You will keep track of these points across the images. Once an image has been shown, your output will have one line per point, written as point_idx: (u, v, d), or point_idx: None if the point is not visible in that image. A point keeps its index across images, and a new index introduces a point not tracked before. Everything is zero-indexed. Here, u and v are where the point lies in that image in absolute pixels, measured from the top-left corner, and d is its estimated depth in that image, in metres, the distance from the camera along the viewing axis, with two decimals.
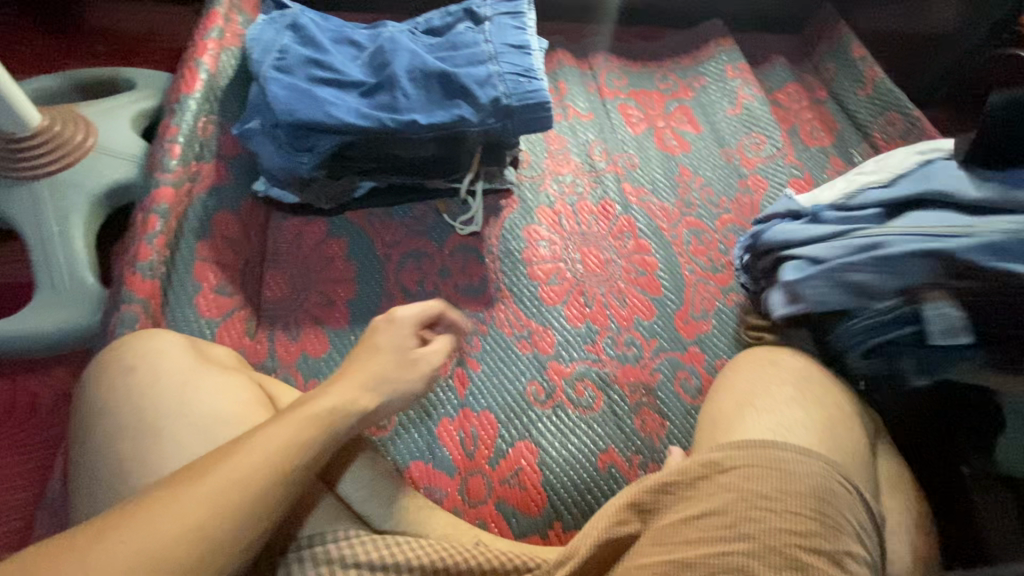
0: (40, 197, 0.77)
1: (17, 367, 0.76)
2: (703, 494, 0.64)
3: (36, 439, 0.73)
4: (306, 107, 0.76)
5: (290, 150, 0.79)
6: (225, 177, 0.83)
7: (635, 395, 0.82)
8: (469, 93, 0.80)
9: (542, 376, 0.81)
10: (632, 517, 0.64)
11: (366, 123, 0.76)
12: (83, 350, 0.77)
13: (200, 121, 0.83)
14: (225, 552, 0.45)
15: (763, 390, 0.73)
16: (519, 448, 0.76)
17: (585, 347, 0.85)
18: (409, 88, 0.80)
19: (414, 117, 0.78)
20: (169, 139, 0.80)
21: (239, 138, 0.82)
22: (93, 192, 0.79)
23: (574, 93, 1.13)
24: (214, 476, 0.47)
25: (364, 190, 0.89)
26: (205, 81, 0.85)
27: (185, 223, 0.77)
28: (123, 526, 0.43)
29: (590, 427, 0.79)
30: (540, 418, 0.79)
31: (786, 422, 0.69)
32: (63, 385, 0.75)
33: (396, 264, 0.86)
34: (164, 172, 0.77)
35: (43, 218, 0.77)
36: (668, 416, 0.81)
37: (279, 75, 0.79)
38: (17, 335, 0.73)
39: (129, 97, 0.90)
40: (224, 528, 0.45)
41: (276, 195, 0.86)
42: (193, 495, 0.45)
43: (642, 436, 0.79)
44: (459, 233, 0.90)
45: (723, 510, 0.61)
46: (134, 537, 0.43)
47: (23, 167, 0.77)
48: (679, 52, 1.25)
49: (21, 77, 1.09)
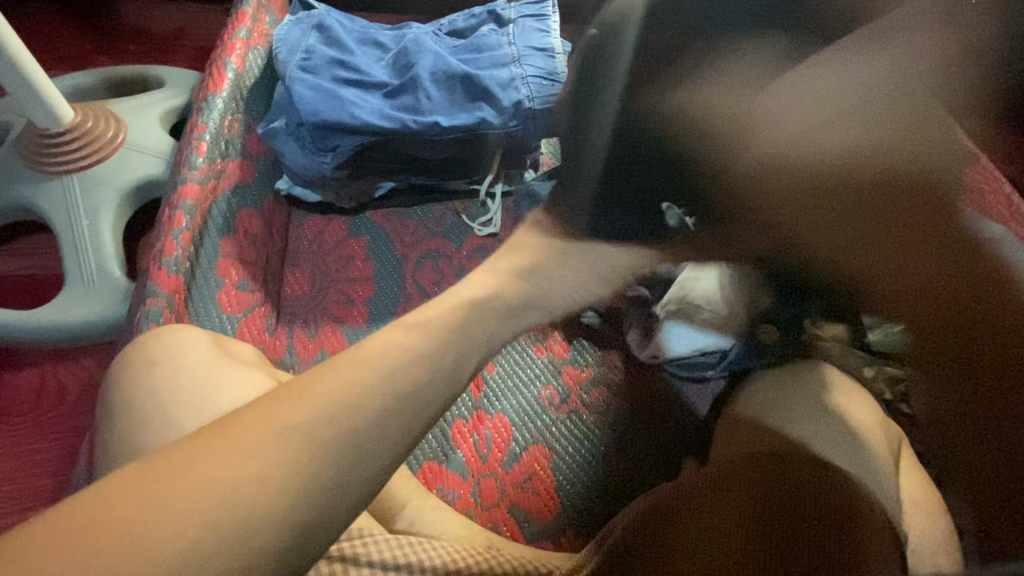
0: (72, 191, 0.79)
1: (44, 356, 0.78)
2: (719, 504, 0.62)
3: (62, 427, 0.74)
4: (330, 108, 0.77)
5: (313, 150, 0.80)
6: (249, 174, 0.84)
7: (651, 403, 0.81)
8: (492, 96, 0.80)
9: (557, 380, 0.81)
10: (646, 524, 0.63)
11: (390, 125, 0.78)
12: (108, 341, 0.78)
13: (227, 120, 0.84)
14: (275, 529, 0.39)
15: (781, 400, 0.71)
16: (532, 452, 0.76)
17: (599, 352, 0.84)
18: (431, 89, 0.80)
19: (436, 118, 0.79)
20: (196, 136, 0.79)
21: (264, 136, 0.84)
22: (122, 187, 0.81)
23: None
24: (254, 442, 0.41)
25: (385, 190, 0.89)
26: (232, 81, 0.86)
27: (210, 220, 0.78)
28: (173, 500, 0.38)
29: (605, 434, 0.78)
30: (554, 422, 0.78)
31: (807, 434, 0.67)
32: (89, 375, 0.77)
33: (414, 264, 0.86)
34: (190, 169, 0.77)
35: (74, 211, 0.79)
36: (685, 426, 0.80)
37: (304, 75, 0.80)
38: (47, 324, 0.75)
39: (159, 94, 0.91)
40: (270, 498, 0.39)
41: (299, 193, 0.88)
42: (235, 464, 0.40)
43: (658, 445, 0.78)
44: (478, 234, 0.89)
45: (739, 521, 0.59)
46: (185, 506, 0.37)
47: (56, 162, 0.80)
48: None
49: (56, 74, 1.12)
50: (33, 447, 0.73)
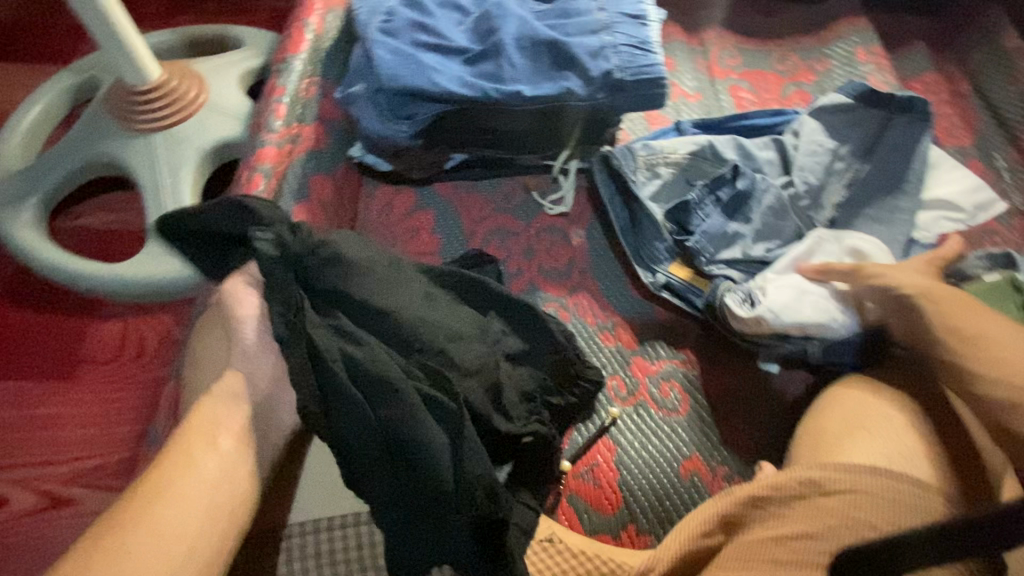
0: (155, 149, 0.80)
1: (126, 310, 0.80)
2: (800, 516, 0.55)
3: (139, 379, 0.77)
4: (411, 74, 0.74)
5: (390, 117, 0.77)
6: (325, 140, 0.83)
7: (725, 402, 0.75)
8: (580, 65, 0.75)
9: (625, 371, 0.77)
10: (717, 529, 0.57)
11: (470, 92, 0.74)
12: (184, 299, 0.80)
13: (304, 83, 0.83)
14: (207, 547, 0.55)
15: (880, 408, 0.63)
16: (596, 442, 0.72)
17: (673, 345, 0.79)
18: (515, 56, 0.76)
19: (519, 88, 0.75)
20: (275, 99, 0.81)
21: (341, 102, 0.82)
22: (202, 147, 0.82)
23: (682, 71, 1.07)
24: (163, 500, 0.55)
25: (455, 162, 0.86)
26: (311, 42, 0.85)
27: (286, 185, 0.78)
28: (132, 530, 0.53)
29: (674, 431, 0.73)
30: (619, 415, 0.74)
31: (904, 450, 0.60)
32: (166, 331, 0.79)
33: (482, 241, 0.84)
34: (268, 133, 0.78)
35: (157, 169, 0.80)
36: (759, 427, 0.74)
37: (384, 38, 0.77)
38: (129, 279, 0.77)
39: (239, 55, 0.91)
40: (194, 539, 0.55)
41: (370, 161, 0.85)
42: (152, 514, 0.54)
43: (729, 446, 0.73)
44: (548, 213, 0.86)
45: (823, 536, 0.53)
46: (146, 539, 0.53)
47: (142, 120, 0.80)
48: (799, 33, 1.13)
49: (143, 30, 1.14)
50: (114, 396, 0.76)
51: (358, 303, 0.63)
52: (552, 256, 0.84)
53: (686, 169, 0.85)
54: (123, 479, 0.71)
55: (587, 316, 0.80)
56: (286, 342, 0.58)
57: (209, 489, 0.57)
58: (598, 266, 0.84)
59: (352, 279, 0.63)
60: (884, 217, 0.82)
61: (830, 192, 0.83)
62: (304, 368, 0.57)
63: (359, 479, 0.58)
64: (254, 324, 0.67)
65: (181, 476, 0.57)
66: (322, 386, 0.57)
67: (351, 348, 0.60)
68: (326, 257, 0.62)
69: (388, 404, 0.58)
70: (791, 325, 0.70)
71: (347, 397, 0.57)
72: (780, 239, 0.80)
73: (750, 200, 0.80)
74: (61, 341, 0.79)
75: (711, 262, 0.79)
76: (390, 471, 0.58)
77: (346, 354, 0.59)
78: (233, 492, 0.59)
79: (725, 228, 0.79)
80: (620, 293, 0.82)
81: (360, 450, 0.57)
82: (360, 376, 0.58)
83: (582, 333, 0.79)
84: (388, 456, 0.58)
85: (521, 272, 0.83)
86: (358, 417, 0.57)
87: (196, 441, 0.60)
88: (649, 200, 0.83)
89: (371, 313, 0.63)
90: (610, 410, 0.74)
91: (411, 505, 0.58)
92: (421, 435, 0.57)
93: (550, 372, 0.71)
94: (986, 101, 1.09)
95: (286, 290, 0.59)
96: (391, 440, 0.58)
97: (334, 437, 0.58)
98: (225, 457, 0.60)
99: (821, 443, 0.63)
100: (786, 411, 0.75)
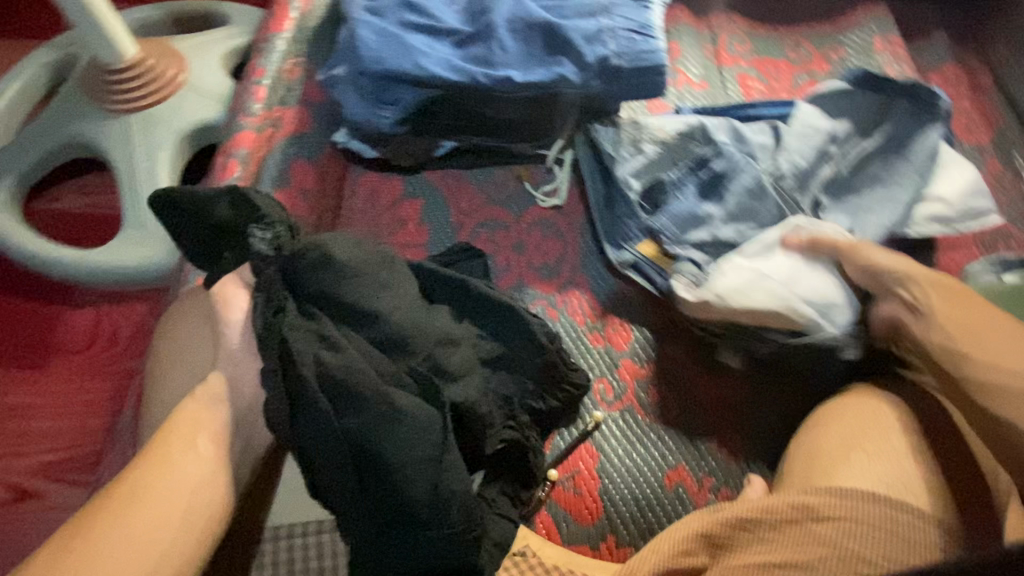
0: (131, 130, 0.77)
1: (102, 298, 0.78)
2: (788, 540, 0.53)
3: (114, 369, 0.75)
4: (395, 56, 0.70)
5: (373, 102, 0.74)
6: (308, 123, 0.79)
7: (716, 410, 0.72)
8: (574, 49, 0.71)
9: (612, 374, 0.73)
10: (700, 550, 0.54)
11: (458, 78, 0.70)
12: (161, 288, 0.78)
13: (287, 64, 0.80)
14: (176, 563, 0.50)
15: (879, 427, 0.60)
16: (578, 449, 0.69)
17: (665, 348, 0.75)
18: (507, 39, 0.71)
19: (509, 73, 0.70)
20: (254, 80, 0.78)
21: (324, 84, 0.78)
22: (180, 130, 0.78)
23: (688, 57, 1.02)
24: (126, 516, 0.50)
25: (446, 149, 0.82)
26: (294, 21, 0.82)
27: (264, 171, 0.75)
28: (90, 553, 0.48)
29: (660, 439, 0.70)
30: (604, 419, 0.71)
31: (902, 473, 0.57)
32: (141, 320, 0.77)
33: (469, 233, 0.80)
34: (247, 115, 0.76)
35: (133, 152, 0.77)
36: (751, 438, 0.71)
37: (370, 17, 0.73)
38: (102, 267, 0.74)
39: (223, 32, 0.88)
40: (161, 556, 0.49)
41: (356, 147, 0.81)
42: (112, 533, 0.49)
43: (718, 457, 0.70)
44: (540, 205, 0.82)
45: (812, 566, 0.51)
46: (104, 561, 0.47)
47: (118, 100, 0.77)
48: (815, 19, 1.07)
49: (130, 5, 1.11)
50: (88, 386, 0.74)
51: (343, 304, 0.60)
52: (542, 251, 0.80)
53: (671, 147, 0.80)
54: (93, 471, 0.70)
55: (576, 315, 0.76)
56: (266, 339, 0.57)
57: (181, 495, 0.52)
58: (590, 262, 0.80)
59: (341, 282, 0.61)
60: (878, 206, 0.77)
61: (816, 177, 0.79)
62: (275, 369, 0.56)
63: (325, 489, 0.54)
64: (241, 329, 0.61)
65: (156, 480, 0.52)
66: (291, 390, 0.55)
67: (326, 352, 0.57)
68: (314, 261, 0.60)
69: (361, 407, 0.55)
70: (738, 310, 0.67)
71: (315, 405, 0.54)
72: (755, 222, 0.76)
73: (727, 184, 0.76)
74: (37, 328, 0.77)
75: (676, 241, 0.76)
76: (351, 484, 0.54)
77: (319, 360, 0.56)
78: (209, 499, 0.53)
79: (696, 209, 0.76)
80: (612, 291, 0.78)
81: (324, 459, 0.54)
82: (330, 382, 0.55)
83: (571, 332, 0.75)
84: (355, 467, 0.54)
85: (509, 267, 0.79)
86: (324, 424, 0.54)
87: (172, 446, 0.55)
88: (628, 175, 0.79)
89: (359, 316, 0.61)
90: (595, 415, 0.70)
91: (377, 518, 0.54)
92: (386, 443, 0.54)
93: (529, 376, 0.67)
94: (1009, 96, 1.03)
95: (269, 287, 0.60)
96: (359, 452, 0.54)
97: (298, 443, 0.54)
98: (203, 462, 0.55)
99: (813, 461, 0.59)
100: (779, 421, 0.72)
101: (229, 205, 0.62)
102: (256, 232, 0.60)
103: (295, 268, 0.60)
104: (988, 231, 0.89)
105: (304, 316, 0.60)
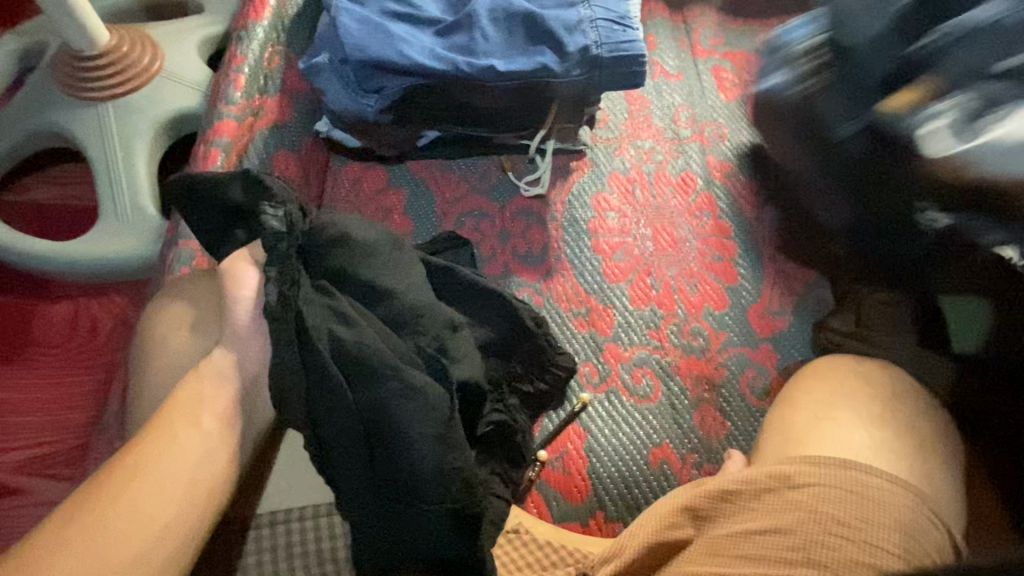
0: (105, 120, 0.76)
1: (79, 291, 0.77)
2: (769, 509, 0.54)
3: (93, 362, 0.74)
4: (378, 44, 0.70)
5: (357, 91, 0.74)
6: (288, 114, 0.79)
7: (696, 389, 0.75)
8: (557, 40, 0.72)
9: (597, 358, 0.75)
10: (686, 523, 0.56)
11: (441, 66, 0.70)
12: (140, 280, 0.77)
13: (267, 52, 0.78)
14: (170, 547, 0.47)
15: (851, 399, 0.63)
16: (566, 430, 0.71)
17: (646, 331, 0.78)
18: (489, 28, 0.72)
19: (492, 62, 0.71)
20: (234, 69, 0.76)
21: (305, 73, 0.77)
22: (157, 119, 0.77)
23: (664, 49, 1.04)
24: (122, 500, 0.47)
25: (429, 139, 0.82)
26: (274, 8, 0.80)
27: (247, 159, 0.74)
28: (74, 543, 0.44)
29: (645, 418, 0.72)
30: (591, 401, 0.73)
31: (875, 439, 0.59)
32: (121, 313, 0.76)
33: (454, 222, 0.81)
34: (227, 105, 0.74)
35: (108, 142, 0.75)
36: (730, 416, 0.74)
37: (351, 6, 0.73)
38: (79, 259, 0.73)
39: (199, 20, 0.86)
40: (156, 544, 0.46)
41: (338, 137, 0.81)
42: (105, 516, 0.46)
43: (699, 434, 0.72)
44: (524, 195, 0.83)
45: (790, 530, 0.52)
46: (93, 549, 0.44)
47: (91, 88, 0.75)
48: (787, 12, 1.11)
49: None
50: (68, 381, 0.73)
51: (359, 283, 0.60)
52: (526, 239, 0.81)
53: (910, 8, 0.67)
54: (76, 466, 0.69)
55: (561, 302, 0.78)
56: (276, 316, 0.54)
57: (184, 473, 0.50)
58: (572, 250, 0.82)
59: (357, 260, 0.61)
60: None
61: None
62: (289, 340, 0.54)
63: (333, 463, 0.54)
64: (249, 306, 0.59)
65: (158, 455, 0.50)
66: (302, 363, 0.54)
67: (340, 328, 0.56)
68: (332, 235, 0.60)
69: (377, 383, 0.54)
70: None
71: (329, 380, 0.53)
72: None
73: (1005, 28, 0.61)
74: (10, 322, 0.75)
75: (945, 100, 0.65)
76: (360, 460, 0.53)
77: (332, 334, 0.55)
78: (209, 475, 0.51)
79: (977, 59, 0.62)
80: (594, 276, 0.80)
81: (336, 435, 0.53)
82: (344, 358, 0.55)
83: (557, 319, 0.77)
84: (368, 441, 0.54)
85: (494, 256, 0.80)
86: (338, 400, 0.53)
87: (176, 422, 0.52)
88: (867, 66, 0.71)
89: (373, 295, 0.60)
90: (580, 397, 0.72)
91: (382, 494, 0.54)
92: (399, 421, 0.54)
93: (519, 361, 0.70)
94: None
95: (282, 264, 0.57)
96: (370, 430, 0.54)
97: (308, 416, 0.53)
98: (206, 440, 0.52)
99: (790, 435, 0.62)
100: (755, 401, 0.75)
101: (242, 186, 0.61)
102: (267, 209, 0.58)
103: (308, 246, 0.60)
104: None
105: (318, 291, 0.58)
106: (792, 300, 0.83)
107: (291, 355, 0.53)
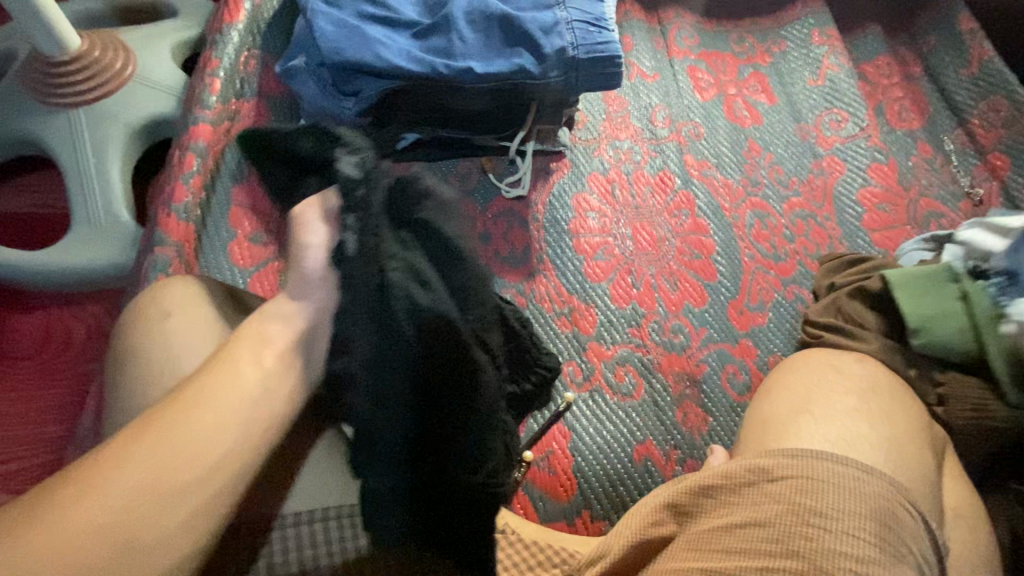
0: (76, 125, 0.74)
1: (52, 301, 0.75)
2: (747, 502, 0.55)
3: (68, 373, 0.72)
4: (355, 46, 0.70)
5: (336, 93, 0.73)
6: (265, 117, 0.77)
7: (678, 386, 0.76)
8: (534, 41, 0.72)
9: (580, 357, 0.76)
10: (668, 518, 0.56)
11: (419, 68, 0.70)
12: (116, 288, 0.75)
13: (242, 56, 0.78)
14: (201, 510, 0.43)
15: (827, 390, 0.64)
16: (551, 430, 0.71)
17: (628, 330, 0.78)
18: (466, 30, 0.72)
19: (470, 64, 0.71)
20: (209, 72, 0.76)
21: (282, 76, 0.77)
22: (130, 124, 0.76)
23: (641, 50, 1.06)
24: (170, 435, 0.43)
25: (408, 142, 0.81)
26: (249, 11, 0.80)
27: (223, 164, 0.73)
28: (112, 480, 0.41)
29: (628, 416, 0.73)
30: (575, 401, 0.73)
31: (853, 431, 0.60)
32: (96, 322, 0.74)
33: None
34: (203, 108, 0.74)
35: (80, 148, 0.74)
36: (712, 412, 0.75)
37: (327, 9, 0.72)
38: (51, 267, 0.71)
39: (172, 24, 0.85)
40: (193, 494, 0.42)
41: None
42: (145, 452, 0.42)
43: (682, 430, 0.73)
44: (505, 196, 0.84)
45: (769, 522, 0.53)
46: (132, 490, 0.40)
47: (62, 93, 0.74)
48: (758, 14, 1.14)
49: None
50: (42, 392, 0.71)
51: (443, 240, 0.49)
52: (508, 241, 0.82)
53: None
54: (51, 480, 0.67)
55: (543, 302, 0.79)
56: (356, 263, 0.47)
57: (237, 410, 0.46)
58: (554, 250, 0.82)
59: (447, 217, 0.50)
60: None
61: None
62: (364, 296, 0.47)
63: (378, 435, 0.48)
64: (319, 253, 0.54)
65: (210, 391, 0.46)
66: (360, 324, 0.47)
67: (419, 291, 0.47)
68: (422, 188, 0.50)
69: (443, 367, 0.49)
70: None
71: (393, 345, 0.47)
72: None
73: None
74: None
75: None
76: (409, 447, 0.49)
77: (410, 299, 0.46)
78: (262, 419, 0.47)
79: None
80: (576, 276, 0.81)
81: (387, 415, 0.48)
82: (421, 329, 0.47)
83: (540, 319, 0.78)
84: (416, 417, 0.49)
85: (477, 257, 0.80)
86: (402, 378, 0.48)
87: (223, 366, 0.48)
88: None
89: (447, 257, 0.49)
90: (566, 397, 0.73)
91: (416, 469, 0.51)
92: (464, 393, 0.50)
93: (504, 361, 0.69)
94: (938, 83, 1.11)
95: (364, 212, 0.49)
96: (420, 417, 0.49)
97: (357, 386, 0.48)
98: (261, 380, 0.49)
99: (768, 430, 0.63)
100: (736, 396, 0.76)
101: (312, 140, 0.56)
102: (340, 155, 0.52)
103: (395, 197, 0.50)
104: (920, 210, 0.98)
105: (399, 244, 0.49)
106: (771, 297, 0.84)
107: (365, 306, 0.47)
